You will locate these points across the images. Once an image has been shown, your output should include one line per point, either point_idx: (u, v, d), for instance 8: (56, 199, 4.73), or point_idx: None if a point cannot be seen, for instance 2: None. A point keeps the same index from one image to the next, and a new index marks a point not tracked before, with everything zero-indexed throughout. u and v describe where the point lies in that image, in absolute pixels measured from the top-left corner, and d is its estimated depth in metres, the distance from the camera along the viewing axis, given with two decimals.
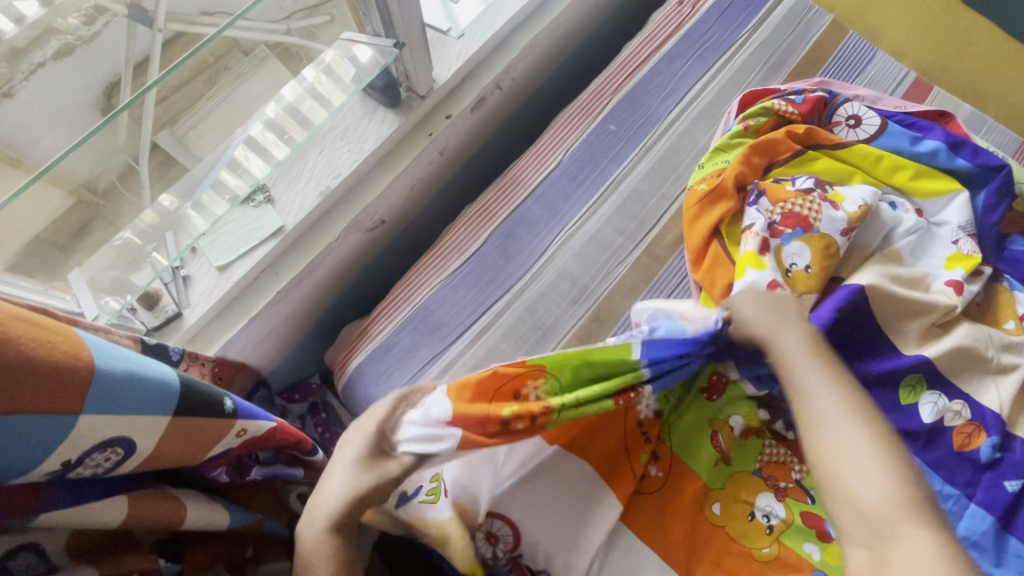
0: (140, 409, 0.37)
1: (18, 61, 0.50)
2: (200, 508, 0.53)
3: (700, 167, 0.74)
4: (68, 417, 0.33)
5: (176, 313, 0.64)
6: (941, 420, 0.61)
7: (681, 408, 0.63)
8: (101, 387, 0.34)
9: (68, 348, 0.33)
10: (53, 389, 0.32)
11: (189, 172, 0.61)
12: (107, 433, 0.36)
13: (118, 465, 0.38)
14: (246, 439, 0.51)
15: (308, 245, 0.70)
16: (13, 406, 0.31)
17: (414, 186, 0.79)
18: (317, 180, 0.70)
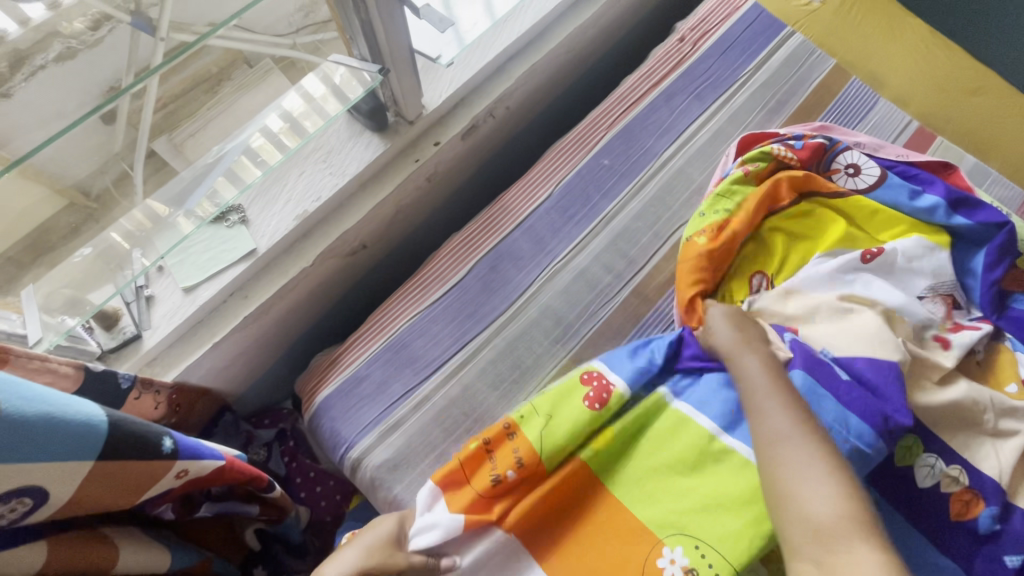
0: (54, 454, 0.34)
1: (20, 65, 0.46)
2: (136, 552, 0.49)
3: (699, 214, 0.70)
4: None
5: (135, 335, 0.60)
6: (938, 487, 0.56)
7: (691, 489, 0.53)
8: (8, 431, 0.31)
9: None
10: None
11: (179, 175, 0.59)
12: (16, 481, 0.33)
13: (26, 515, 0.35)
14: (189, 479, 0.48)
15: (280, 269, 0.68)
16: None
17: (397, 213, 0.77)
18: (296, 201, 0.68)
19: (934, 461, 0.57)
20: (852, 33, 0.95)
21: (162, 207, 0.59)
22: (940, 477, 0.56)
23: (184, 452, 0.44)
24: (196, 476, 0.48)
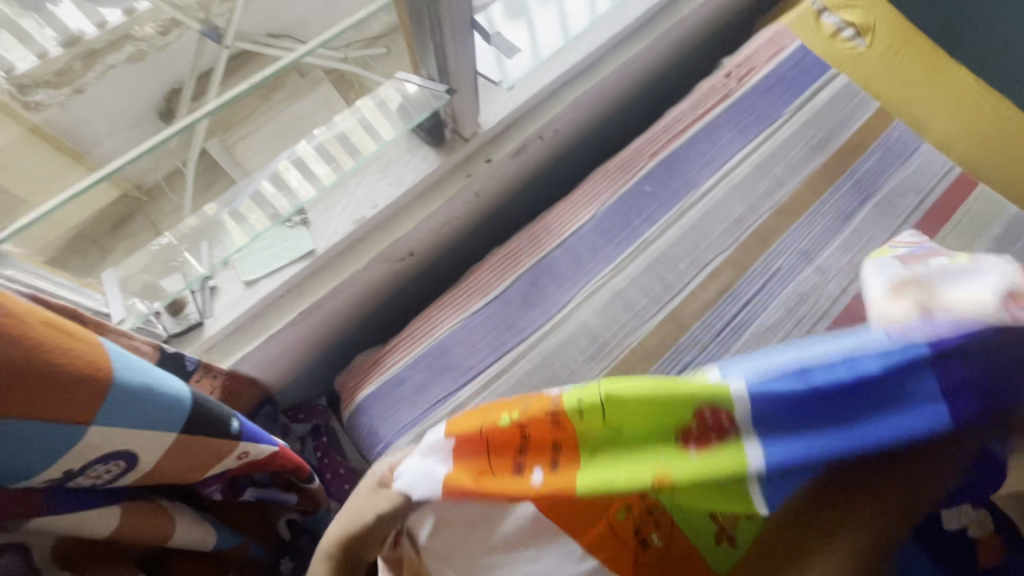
0: (143, 425, 0.37)
1: (92, 61, 0.55)
2: (189, 527, 0.52)
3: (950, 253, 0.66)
4: (68, 428, 0.33)
5: (198, 321, 0.64)
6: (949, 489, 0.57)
7: None
8: (110, 400, 0.34)
9: (87, 360, 0.33)
10: (70, 397, 0.32)
11: (235, 184, 0.64)
12: (114, 446, 0.36)
13: (118, 476, 0.39)
14: (246, 461, 0.50)
15: (334, 270, 0.71)
16: (32, 413, 0.31)
17: (444, 225, 0.80)
18: (354, 208, 0.71)
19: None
20: (897, 78, 0.97)
21: (216, 206, 0.63)
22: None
23: (247, 434, 0.47)
24: (254, 459, 0.50)
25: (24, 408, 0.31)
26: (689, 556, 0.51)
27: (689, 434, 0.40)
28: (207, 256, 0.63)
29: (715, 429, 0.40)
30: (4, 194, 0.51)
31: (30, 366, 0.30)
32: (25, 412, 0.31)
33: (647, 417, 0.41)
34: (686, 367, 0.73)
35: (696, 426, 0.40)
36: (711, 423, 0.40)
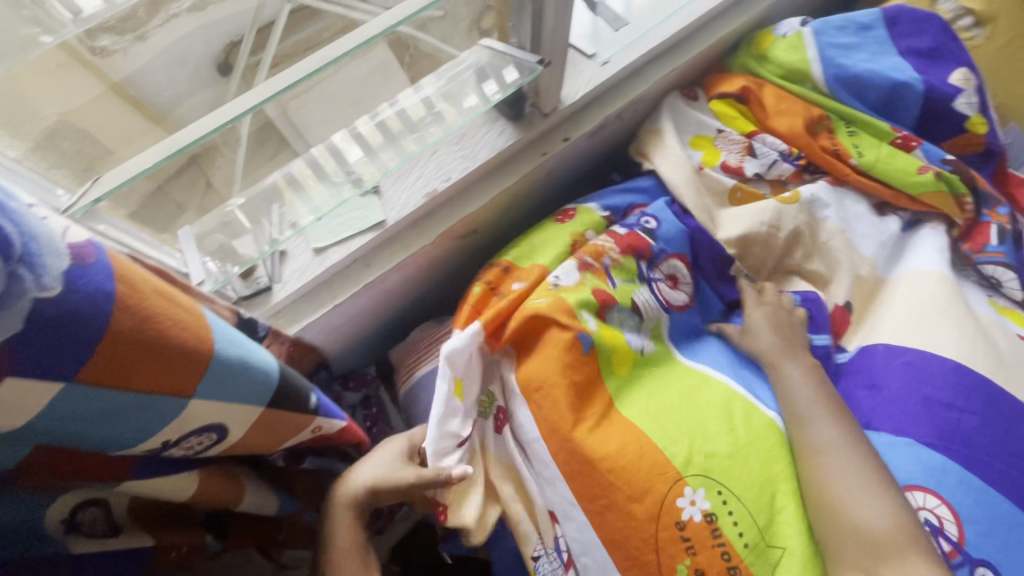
0: (233, 398, 0.37)
1: (156, 8, 0.53)
2: (255, 494, 0.52)
3: (858, 143, 0.76)
4: (170, 399, 0.34)
5: (267, 286, 0.63)
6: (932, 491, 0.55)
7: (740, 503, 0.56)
8: (209, 373, 0.35)
9: (195, 332, 0.33)
10: (176, 370, 0.33)
11: (297, 157, 0.60)
12: (205, 413, 0.36)
13: (209, 447, 0.40)
14: (317, 436, 0.50)
15: (402, 243, 0.69)
16: (139, 385, 0.32)
17: (512, 202, 0.77)
18: (427, 179, 0.69)
19: (947, 512, 0.54)
20: (1011, 78, 0.88)
21: (273, 172, 0.60)
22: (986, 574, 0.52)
23: (321, 409, 0.47)
24: (325, 434, 0.50)
25: (133, 381, 0.31)
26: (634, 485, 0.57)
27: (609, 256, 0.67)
28: (277, 221, 0.62)
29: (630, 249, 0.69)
30: (89, 141, 0.49)
31: (142, 339, 0.30)
32: (132, 385, 0.31)
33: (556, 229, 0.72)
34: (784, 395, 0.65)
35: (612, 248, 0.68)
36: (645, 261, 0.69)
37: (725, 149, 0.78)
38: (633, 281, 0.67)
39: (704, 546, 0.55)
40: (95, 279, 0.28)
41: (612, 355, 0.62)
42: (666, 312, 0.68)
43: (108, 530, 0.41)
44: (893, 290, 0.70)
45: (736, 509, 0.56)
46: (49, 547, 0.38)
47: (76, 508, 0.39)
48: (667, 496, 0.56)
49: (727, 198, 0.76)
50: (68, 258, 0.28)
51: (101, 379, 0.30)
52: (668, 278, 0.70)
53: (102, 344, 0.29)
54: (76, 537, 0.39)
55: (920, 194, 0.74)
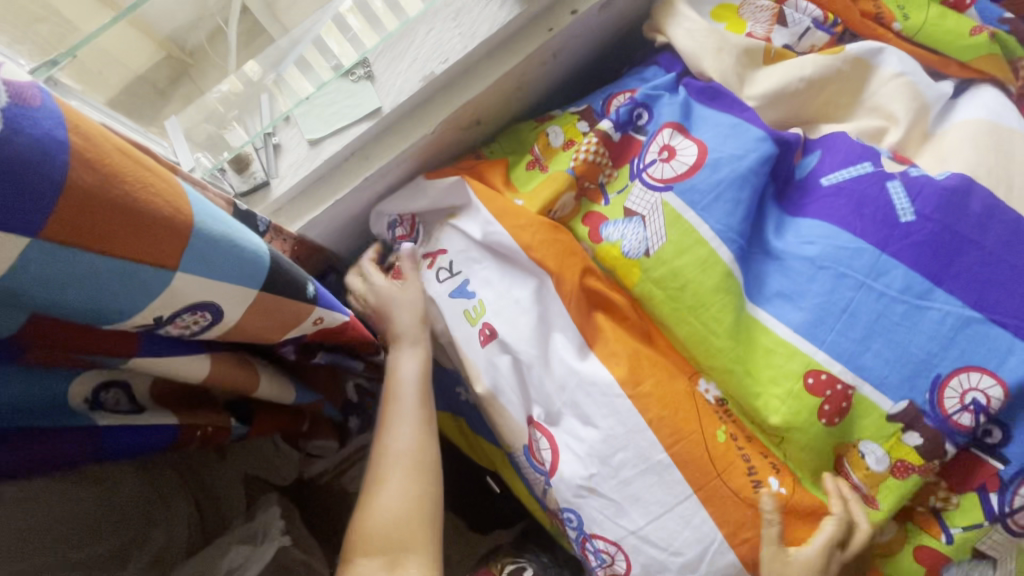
0: (222, 277, 0.36)
1: None
2: (269, 385, 0.53)
3: (905, 3, 0.68)
4: (155, 271, 0.33)
5: (265, 181, 0.61)
6: (975, 378, 0.51)
7: (760, 399, 0.56)
8: (192, 246, 0.34)
9: (170, 199, 0.32)
10: (152, 238, 0.32)
11: (275, 42, 0.58)
12: (195, 294, 0.36)
13: (206, 328, 0.40)
14: (321, 329, 0.50)
15: (400, 133, 0.65)
16: (110, 249, 0.30)
17: (516, 88, 0.71)
18: (422, 62, 0.63)
19: (996, 390, 0.51)
20: None
21: (259, 68, 0.57)
22: (991, 432, 0.53)
23: (321, 301, 0.47)
24: (328, 327, 0.50)
25: (101, 245, 0.30)
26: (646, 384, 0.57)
27: (601, 174, 0.65)
28: (268, 112, 0.59)
29: (603, 140, 0.65)
30: (51, 19, 0.46)
31: (109, 198, 0.29)
32: (102, 249, 0.30)
33: (538, 129, 0.72)
34: (874, 291, 0.54)
35: (586, 147, 0.65)
36: (638, 156, 0.64)
37: (750, 17, 0.69)
38: (625, 188, 0.64)
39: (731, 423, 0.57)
40: (43, 124, 0.27)
41: (617, 266, 0.60)
42: (667, 189, 0.60)
43: (134, 408, 0.44)
44: (954, 132, 0.62)
45: (748, 412, 0.57)
46: (79, 419, 0.40)
47: (98, 388, 0.41)
48: (687, 386, 0.58)
49: (763, 57, 0.67)
50: (7, 98, 0.26)
51: (70, 238, 0.29)
52: (664, 150, 0.62)
53: (63, 200, 0.27)
54: (104, 412, 0.41)
55: (969, 59, 0.67)
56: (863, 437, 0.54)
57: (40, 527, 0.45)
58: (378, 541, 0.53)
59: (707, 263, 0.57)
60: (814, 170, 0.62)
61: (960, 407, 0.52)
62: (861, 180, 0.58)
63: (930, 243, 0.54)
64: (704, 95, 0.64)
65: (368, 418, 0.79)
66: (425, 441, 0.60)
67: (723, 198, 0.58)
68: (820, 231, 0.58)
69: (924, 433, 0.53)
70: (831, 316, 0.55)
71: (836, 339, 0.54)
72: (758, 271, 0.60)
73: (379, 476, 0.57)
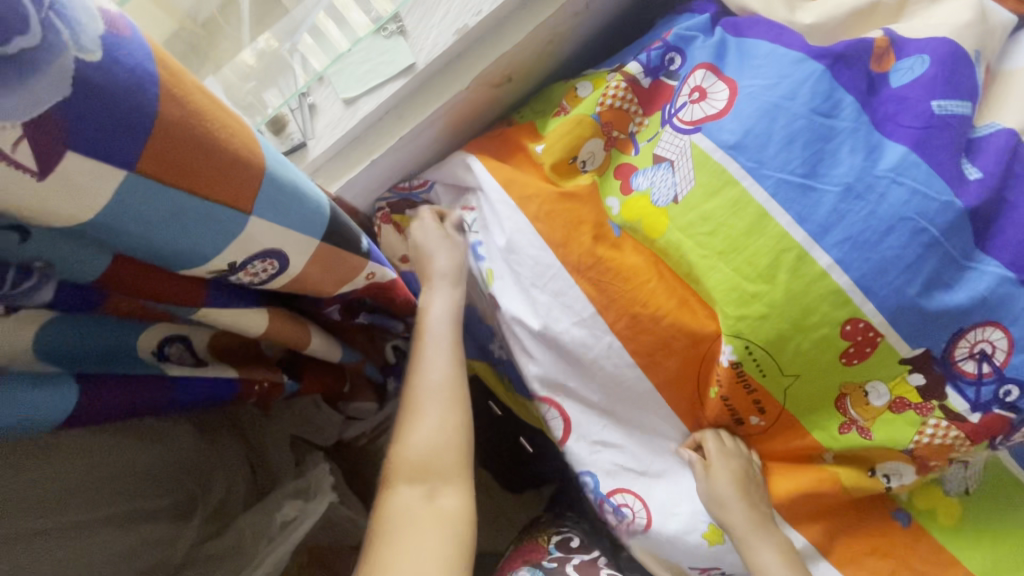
0: (288, 223, 0.37)
1: None
2: (319, 342, 0.55)
3: None
4: (231, 214, 0.34)
5: (302, 142, 0.61)
6: (985, 329, 0.50)
7: (777, 348, 0.54)
8: (264, 191, 0.35)
9: (244, 139, 0.33)
10: (230, 179, 0.32)
11: (290, 13, 0.58)
12: (266, 243, 0.37)
13: (272, 277, 0.41)
14: (371, 285, 0.51)
15: (434, 91, 0.64)
16: (197, 189, 0.31)
17: (548, 42, 0.69)
18: (456, 14, 0.61)
19: (1004, 342, 0.49)
20: None
21: (275, 38, 0.58)
22: (1010, 391, 0.50)
23: (372, 257, 0.48)
24: (378, 284, 0.52)
25: (188, 183, 0.31)
26: (649, 324, 0.59)
27: (631, 122, 0.65)
28: (301, 72, 0.60)
29: (631, 85, 0.64)
30: None
31: (192, 135, 0.30)
32: (188, 188, 0.31)
33: (570, 85, 0.70)
34: (933, 240, 0.50)
35: (612, 90, 0.63)
36: (668, 102, 0.63)
37: None
38: (655, 135, 0.62)
39: (730, 383, 0.58)
40: (135, 54, 0.27)
41: (644, 219, 0.59)
42: (694, 130, 0.58)
43: (196, 361, 0.45)
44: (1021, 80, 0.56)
45: (767, 363, 0.55)
46: (147, 369, 0.41)
47: (161, 343, 0.42)
48: (707, 347, 0.59)
49: None
50: (103, 23, 0.26)
51: (158, 174, 0.30)
52: (693, 91, 0.60)
53: (156, 131, 0.28)
54: (170, 366, 0.43)
55: None
56: (871, 377, 0.54)
57: (103, 476, 0.48)
58: (414, 469, 0.55)
59: (740, 202, 0.55)
60: (914, 84, 0.54)
61: (971, 361, 0.51)
62: (949, 118, 0.52)
63: (996, 203, 0.51)
64: (761, 30, 0.60)
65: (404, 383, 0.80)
66: (457, 373, 0.62)
67: (755, 133, 0.55)
68: (902, 155, 0.52)
69: (928, 374, 0.52)
70: (887, 261, 0.50)
71: (889, 276, 0.50)
72: (792, 205, 0.53)
73: (416, 406, 0.59)
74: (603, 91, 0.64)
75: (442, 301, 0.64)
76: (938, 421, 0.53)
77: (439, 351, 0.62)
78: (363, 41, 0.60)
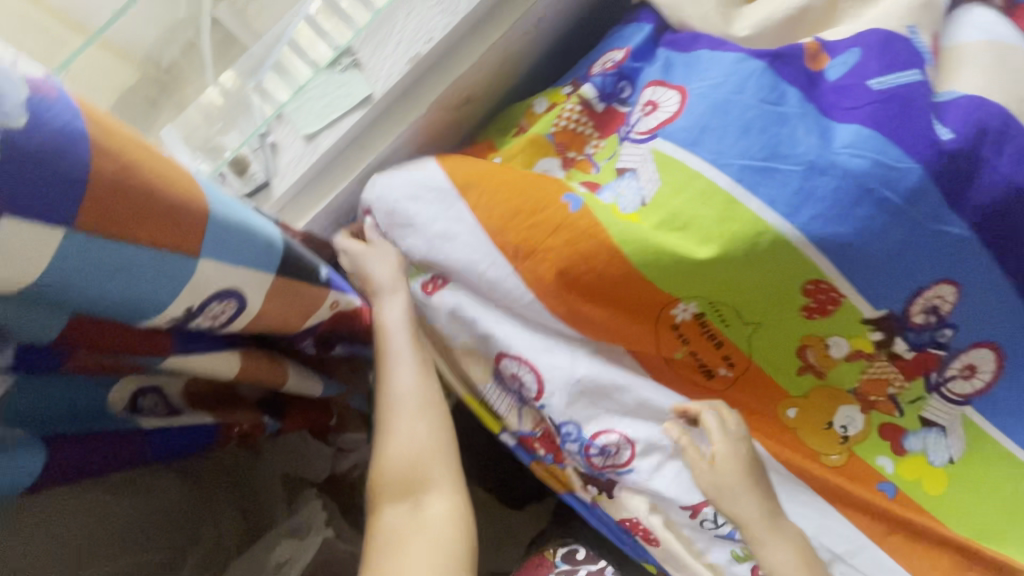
0: (238, 262, 0.38)
1: None
2: (298, 378, 0.55)
3: None
4: (178, 258, 0.34)
5: (266, 182, 0.61)
6: (933, 287, 0.57)
7: (741, 313, 0.60)
8: (209, 231, 0.35)
9: (183, 188, 0.33)
10: (172, 224, 0.33)
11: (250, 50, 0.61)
12: (219, 283, 0.38)
13: (231, 318, 0.41)
14: (337, 313, 0.52)
15: (394, 119, 0.65)
16: (136, 236, 0.32)
17: (501, 65, 0.71)
18: (408, 44, 0.63)
19: (951, 296, 0.57)
20: None
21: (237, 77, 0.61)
22: (945, 332, 0.59)
23: (335, 285, 0.50)
24: (344, 309, 0.53)
25: (125, 230, 0.31)
26: (631, 313, 0.61)
27: (586, 144, 0.67)
28: (258, 113, 0.60)
29: (586, 109, 0.66)
30: None
31: (127, 186, 0.30)
32: (122, 235, 0.31)
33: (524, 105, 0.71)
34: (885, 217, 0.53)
35: (566, 113, 0.66)
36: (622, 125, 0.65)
37: None
38: (613, 153, 0.64)
39: (696, 333, 0.63)
40: (62, 115, 0.27)
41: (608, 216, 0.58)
42: (654, 137, 0.59)
43: (172, 411, 0.45)
44: (966, 54, 0.59)
45: (728, 313, 0.60)
46: (120, 424, 0.42)
47: (135, 396, 0.42)
48: (660, 312, 0.61)
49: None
50: (27, 89, 0.27)
51: (98, 229, 0.30)
52: (647, 105, 0.62)
53: (90, 191, 0.29)
54: (144, 417, 0.43)
55: None
56: (831, 332, 0.61)
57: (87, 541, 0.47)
58: (394, 484, 0.57)
59: (707, 194, 0.55)
60: (856, 70, 0.57)
61: (922, 320, 0.59)
62: (902, 88, 0.54)
63: (955, 164, 0.53)
64: (703, 38, 0.62)
65: None
66: (425, 382, 0.61)
67: (710, 130, 0.57)
68: (857, 135, 0.53)
69: (885, 329, 0.59)
70: (850, 232, 0.53)
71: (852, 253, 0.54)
72: (760, 195, 0.54)
73: (388, 422, 0.60)
74: (558, 113, 0.66)
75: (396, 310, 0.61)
76: (879, 363, 0.62)
77: (402, 362, 0.60)
78: (317, 76, 0.61)
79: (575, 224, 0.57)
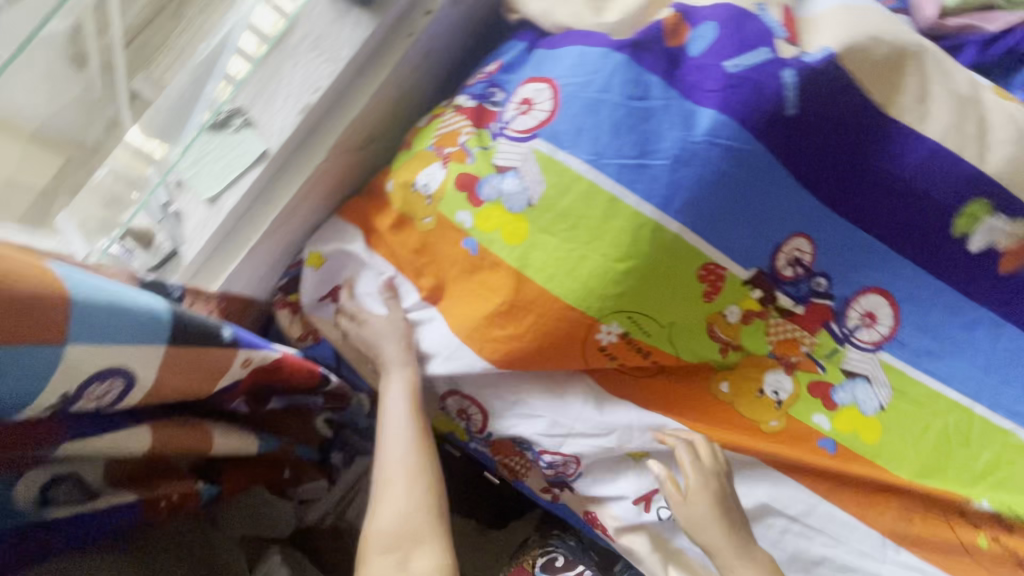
0: (117, 339, 0.39)
1: None
2: (228, 438, 0.54)
3: None
4: (45, 348, 0.35)
5: (174, 250, 0.63)
6: (795, 247, 0.64)
7: (652, 307, 0.62)
8: (76, 318, 0.36)
9: (38, 283, 0.34)
10: (31, 319, 0.34)
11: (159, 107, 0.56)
12: (100, 363, 0.39)
13: (122, 394, 0.42)
14: (254, 369, 0.53)
15: (294, 169, 0.67)
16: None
17: (396, 99, 0.73)
18: (295, 96, 0.64)
19: (811, 250, 0.64)
20: None
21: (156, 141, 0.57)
22: (819, 281, 0.66)
23: (242, 342, 0.49)
24: (262, 365, 0.53)
25: None
26: (544, 325, 0.62)
27: (463, 138, 0.66)
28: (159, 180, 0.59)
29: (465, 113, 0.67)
30: None
31: None
32: None
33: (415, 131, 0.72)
34: (737, 189, 0.59)
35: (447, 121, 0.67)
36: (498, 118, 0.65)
37: None
38: (490, 146, 0.64)
39: (625, 351, 0.65)
40: None
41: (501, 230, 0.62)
42: (533, 137, 0.61)
43: (86, 495, 0.46)
44: (822, 19, 0.62)
45: (645, 322, 0.63)
46: (29, 517, 0.43)
47: (44, 488, 0.43)
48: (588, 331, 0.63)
49: None
50: None
51: None
52: (524, 101, 0.63)
53: None
54: (54, 506, 0.44)
55: None
56: (729, 303, 0.65)
57: None
58: (381, 549, 0.59)
59: (589, 194, 0.59)
60: (713, 53, 0.60)
61: (798, 279, 0.65)
62: (754, 69, 0.58)
63: (787, 133, 0.59)
64: (570, 37, 0.64)
65: (350, 450, 0.80)
66: (417, 451, 0.64)
67: (585, 129, 0.59)
68: (719, 122, 0.57)
69: (764, 287, 0.65)
70: (714, 207, 0.59)
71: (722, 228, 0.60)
72: (634, 189, 0.58)
73: (379, 488, 0.63)
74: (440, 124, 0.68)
75: (398, 386, 0.65)
76: (778, 320, 0.68)
77: (394, 431, 0.64)
78: (211, 139, 0.62)
79: (482, 268, 0.63)
